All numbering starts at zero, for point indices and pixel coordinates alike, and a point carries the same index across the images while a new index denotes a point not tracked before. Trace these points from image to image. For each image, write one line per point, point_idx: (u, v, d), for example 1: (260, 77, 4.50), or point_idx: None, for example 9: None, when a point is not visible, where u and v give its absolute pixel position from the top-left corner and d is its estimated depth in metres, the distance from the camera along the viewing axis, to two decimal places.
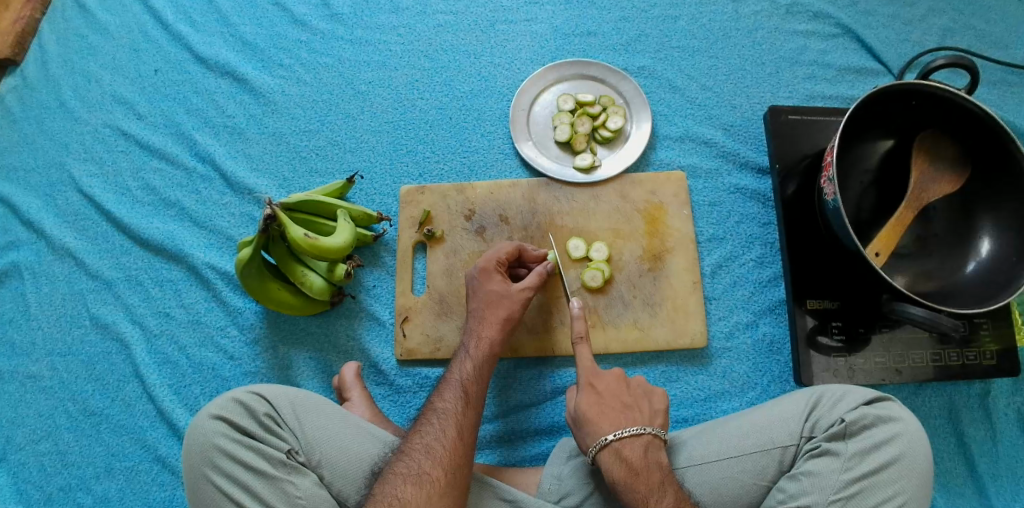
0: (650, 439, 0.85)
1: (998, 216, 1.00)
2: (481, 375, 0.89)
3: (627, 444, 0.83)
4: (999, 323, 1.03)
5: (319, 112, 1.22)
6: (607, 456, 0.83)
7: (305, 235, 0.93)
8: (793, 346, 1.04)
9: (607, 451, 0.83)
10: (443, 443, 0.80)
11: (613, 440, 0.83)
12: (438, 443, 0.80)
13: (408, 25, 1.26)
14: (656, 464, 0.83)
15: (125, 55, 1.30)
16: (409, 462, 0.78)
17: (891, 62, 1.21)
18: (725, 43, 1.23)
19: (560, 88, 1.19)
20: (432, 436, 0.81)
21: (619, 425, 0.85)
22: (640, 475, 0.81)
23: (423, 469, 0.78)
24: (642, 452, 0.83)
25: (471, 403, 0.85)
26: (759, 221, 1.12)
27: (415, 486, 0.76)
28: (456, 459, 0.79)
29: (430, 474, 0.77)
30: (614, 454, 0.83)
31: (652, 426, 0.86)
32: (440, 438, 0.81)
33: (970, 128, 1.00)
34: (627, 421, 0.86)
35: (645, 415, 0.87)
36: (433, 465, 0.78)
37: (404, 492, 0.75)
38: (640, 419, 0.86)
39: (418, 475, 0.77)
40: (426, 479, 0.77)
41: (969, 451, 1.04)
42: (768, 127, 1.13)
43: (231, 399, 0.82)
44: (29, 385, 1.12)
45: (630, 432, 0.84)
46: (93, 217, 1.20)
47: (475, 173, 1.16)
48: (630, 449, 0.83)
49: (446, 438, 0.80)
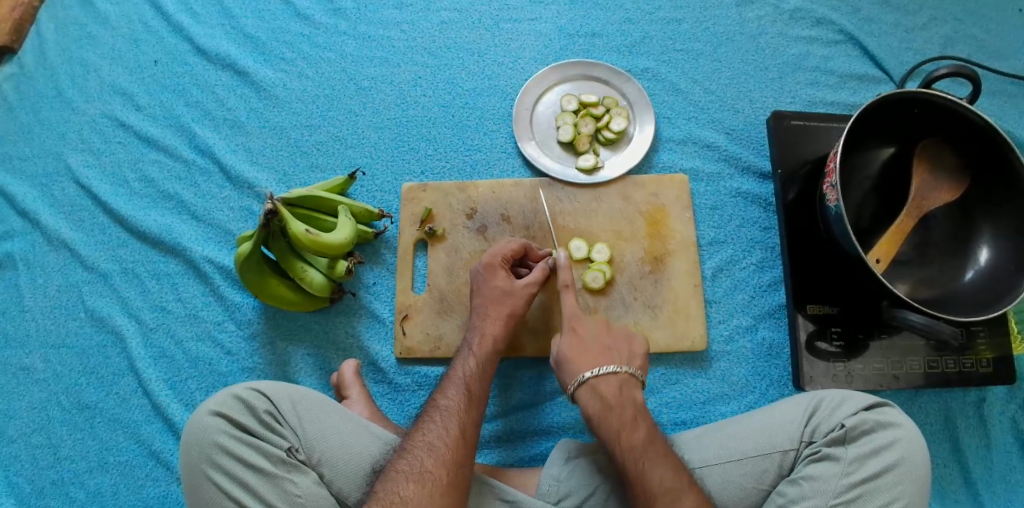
0: (627, 379, 0.86)
1: (997, 224, 1.01)
2: (483, 374, 0.89)
3: (603, 381, 0.85)
4: (995, 331, 1.04)
5: (321, 107, 1.22)
6: (585, 392, 0.85)
7: (306, 231, 0.93)
8: (793, 351, 1.04)
9: (584, 387, 0.85)
10: (445, 440, 0.80)
11: (591, 377, 0.85)
12: (441, 441, 0.80)
13: (411, 21, 1.26)
14: (630, 401, 0.84)
15: (125, 45, 1.29)
16: (411, 459, 0.78)
17: (892, 70, 1.22)
18: (729, 47, 1.23)
19: (564, 88, 1.19)
20: (434, 433, 0.81)
21: (597, 362, 0.87)
22: (614, 410, 0.83)
23: (425, 467, 0.77)
24: (617, 389, 0.85)
25: (473, 400, 0.85)
26: (760, 226, 1.13)
27: (417, 484, 0.75)
28: (459, 458, 0.78)
29: (432, 473, 0.77)
30: (591, 390, 0.85)
31: (629, 366, 0.88)
32: (442, 436, 0.80)
33: (972, 137, 1.01)
34: (605, 360, 0.87)
35: (625, 355, 0.89)
36: (435, 462, 0.77)
37: (406, 490, 0.75)
38: (619, 359, 0.88)
39: (420, 474, 0.76)
40: (428, 477, 0.76)
41: (963, 457, 1.05)
42: (770, 131, 1.14)
43: (232, 396, 0.82)
44: (23, 377, 1.11)
45: (607, 371, 0.86)
46: (90, 209, 1.19)
47: (477, 172, 1.15)
48: (606, 385, 0.85)
49: (449, 436, 0.80)
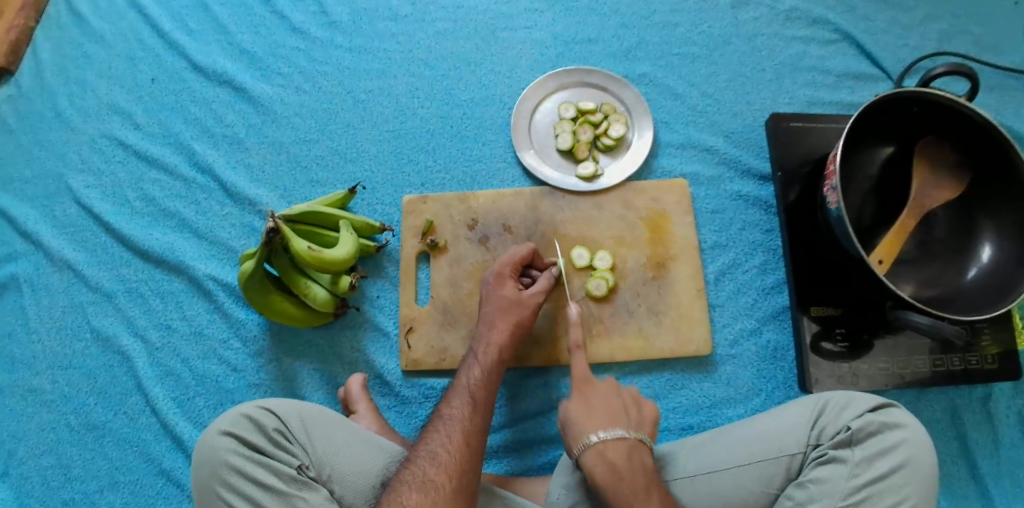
0: (635, 446, 0.82)
1: (997, 222, 1.01)
2: (490, 382, 0.89)
3: (611, 446, 0.81)
4: (999, 328, 1.04)
5: (319, 121, 1.22)
6: (592, 458, 0.81)
7: (308, 248, 0.93)
8: (798, 352, 1.04)
9: (592, 451, 0.82)
10: (448, 448, 0.80)
11: (597, 441, 0.82)
12: (445, 449, 0.80)
13: (407, 32, 1.26)
14: (641, 469, 0.80)
15: (122, 64, 1.29)
16: (414, 469, 0.78)
17: (890, 68, 1.22)
18: (726, 49, 1.23)
19: (561, 96, 1.19)
20: (439, 443, 0.81)
21: (605, 425, 0.84)
22: (624, 480, 0.79)
23: (429, 475, 0.77)
24: (626, 454, 0.81)
25: (479, 408, 0.85)
26: (762, 228, 1.13)
27: (420, 492, 0.75)
28: (463, 465, 0.78)
29: (436, 481, 0.76)
30: (598, 456, 0.81)
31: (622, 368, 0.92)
32: (446, 444, 0.80)
33: (970, 136, 1.01)
34: (612, 424, 0.84)
35: (633, 420, 0.86)
36: (439, 470, 0.77)
37: (409, 499, 0.74)
38: (626, 424, 0.84)
39: (424, 483, 0.76)
40: (431, 486, 0.76)
41: (970, 453, 1.05)
42: (769, 133, 1.13)
43: (242, 415, 0.82)
44: (30, 399, 1.11)
45: (615, 435, 0.82)
46: (92, 228, 1.19)
47: (477, 182, 1.16)
48: (614, 451, 0.81)
49: (452, 444, 0.80)
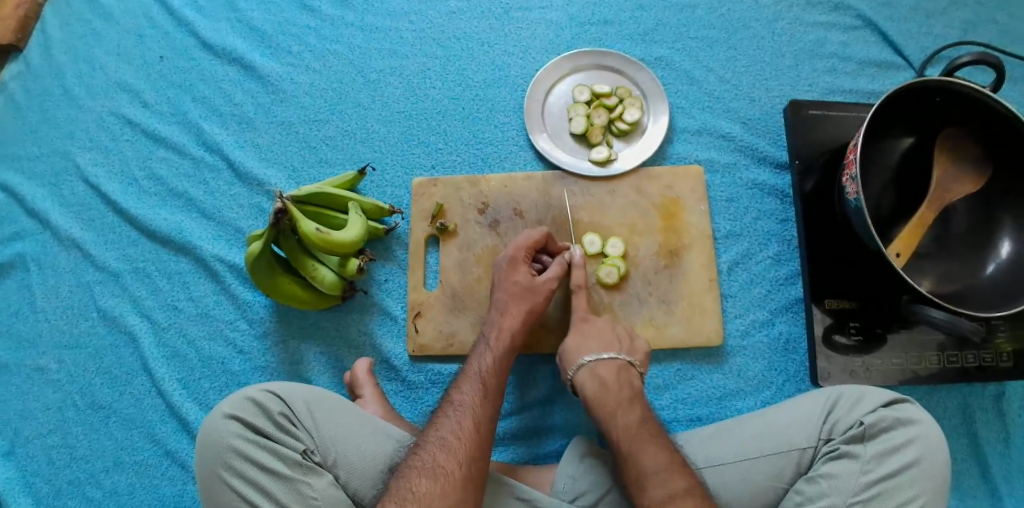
0: (614, 363, 0.91)
1: (1018, 218, 1.00)
2: (500, 368, 0.88)
3: (601, 364, 0.91)
4: (1017, 325, 1.02)
5: (329, 101, 1.20)
6: (584, 375, 0.91)
7: (317, 230, 0.92)
8: (810, 345, 1.02)
9: (583, 370, 0.91)
10: (459, 435, 0.79)
11: (589, 360, 0.91)
12: (455, 435, 0.79)
13: (418, 11, 1.23)
14: (628, 384, 0.89)
15: (130, 41, 1.27)
16: (423, 455, 0.78)
17: (913, 56, 1.19)
18: (745, 34, 1.20)
19: (575, 79, 1.16)
20: (448, 429, 0.80)
21: (598, 349, 0.93)
22: (609, 391, 0.88)
23: (438, 462, 0.77)
24: (615, 373, 0.90)
25: (489, 394, 0.85)
26: (778, 217, 1.10)
27: (430, 479, 0.75)
28: (473, 452, 0.78)
29: (445, 468, 0.76)
30: (589, 372, 0.90)
31: (629, 355, 0.92)
32: (456, 431, 0.80)
33: (992, 127, 0.99)
34: (607, 347, 0.93)
35: (625, 346, 0.94)
36: (449, 457, 0.77)
37: (418, 486, 0.74)
38: (619, 348, 0.93)
39: (433, 469, 0.76)
40: (441, 473, 0.75)
41: (981, 450, 1.05)
42: (787, 121, 1.11)
43: (246, 398, 0.81)
44: (36, 378, 1.11)
45: (606, 358, 0.91)
46: (99, 208, 1.18)
47: (488, 166, 1.14)
48: (604, 368, 0.90)
49: (462, 431, 0.79)
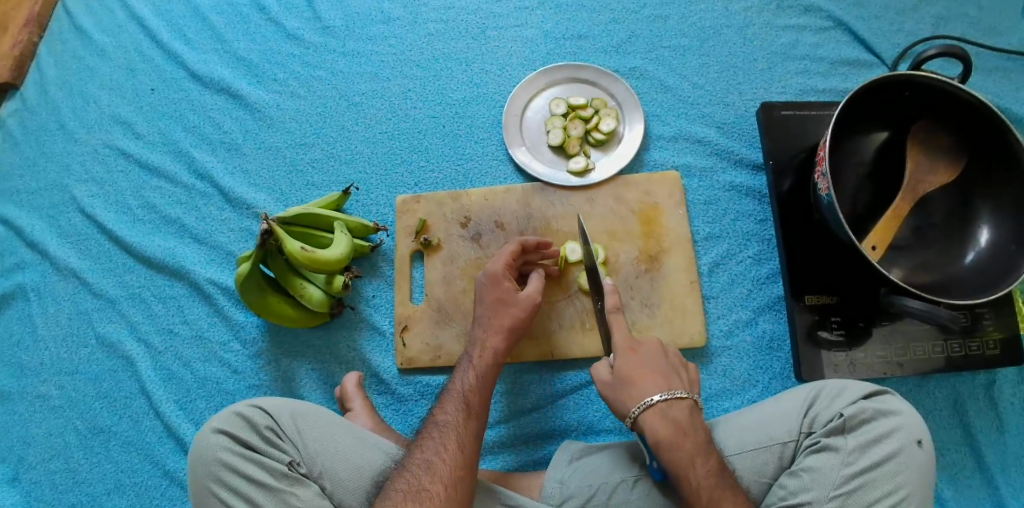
0: (684, 404, 0.84)
1: (995, 205, 1.01)
2: (483, 385, 0.90)
3: (674, 406, 0.83)
4: (1002, 313, 1.03)
5: (315, 125, 1.23)
6: (652, 417, 0.82)
7: (302, 248, 0.95)
8: (793, 341, 1.03)
9: (652, 411, 0.82)
10: (443, 458, 0.80)
11: (660, 400, 0.83)
12: (440, 458, 0.80)
13: (398, 35, 1.27)
14: (700, 428, 0.83)
15: (123, 75, 1.32)
16: (409, 477, 0.79)
17: (885, 54, 1.21)
18: (717, 40, 1.23)
19: (551, 92, 1.19)
20: (432, 451, 0.81)
21: (665, 387, 0.84)
22: (687, 437, 0.81)
23: (424, 485, 0.78)
24: (688, 415, 0.83)
25: (473, 413, 0.86)
26: (756, 218, 1.12)
27: (415, 503, 0.76)
28: (457, 472, 0.79)
29: (429, 490, 0.77)
30: (659, 414, 0.82)
31: (692, 392, 0.86)
32: (440, 453, 0.81)
33: (963, 117, 1.01)
34: (672, 383, 0.85)
35: (686, 381, 0.87)
36: (433, 481, 0.78)
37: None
38: (682, 386, 0.86)
39: (419, 492, 0.77)
40: (425, 495, 0.77)
41: (975, 440, 1.05)
42: (760, 123, 1.13)
43: (234, 413, 0.84)
44: (39, 405, 1.14)
45: (676, 397, 0.84)
46: (96, 237, 1.22)
47: (469, 180, 1.16)
48: (676, 411, 0.83)
49: (446, 453, 0.81)
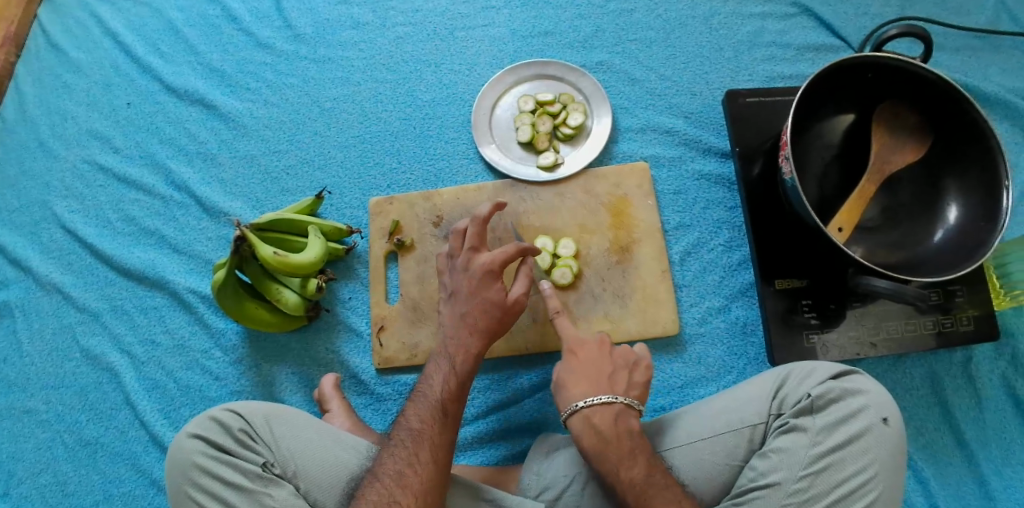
0: (613, 409, 0.85)
1: (962, 182, 1.01)
2: (458, 389, 0.88)
3: (598, 412, 0.85)
4: (975, 289, 1.03)
5: (288, 132, 1.25)
6: (578, 423, 0.85)
7: (275, 253, 0.95)
8: (766, 326, 1.04)
9: (578, 416, 0.85)
10: (414, 469, 0.80)
11: (584, 407, 0.85)
12: (411, 469, 0.80)
13: (368, 40, 1.29)
14: (627, 431, 0.83)
15: (99, 91, 1.33)
16: (379, 487, 0.79)
17: (850, 37, 1.22)
18: (683, 31, 1.24)
19: (520, 90, 1.20)
20: (403, 461, 0.81)
21: (591, 392, 0.87)
22: (610, 444, 0.82)
23: (395, 497, 0.78)
24: (612, 421, 0.84)
25: (445, 421, 0.85)
26: (726, 205, 1.13)
27: None
28: (430, 483, 0.79)
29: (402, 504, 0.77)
30: (585, 420, 0.85)
31: (625, 396, 0.87)
32: (411, 463, 0.81)
33: (927, 96, 1.01)
34: (599, 390, 0.87)
35: (619, 387, 0.88)
36: (405, 492, 0.78)
37: None
38: (612, 390, 0.87)
39: (390, 504, 0.77)
40: None
41: (953, 418, 1.05)
42: (727, 111, 1.14)
43: (209, 418, 0.85)
44: (27, 419, 1.15)
45: (601, 403, 0.85)
46: (78, 252, 1.24)
47: (441, 180, 1.18)
48: (600, 416, 0.84)
49: (419, 464, 0.81)
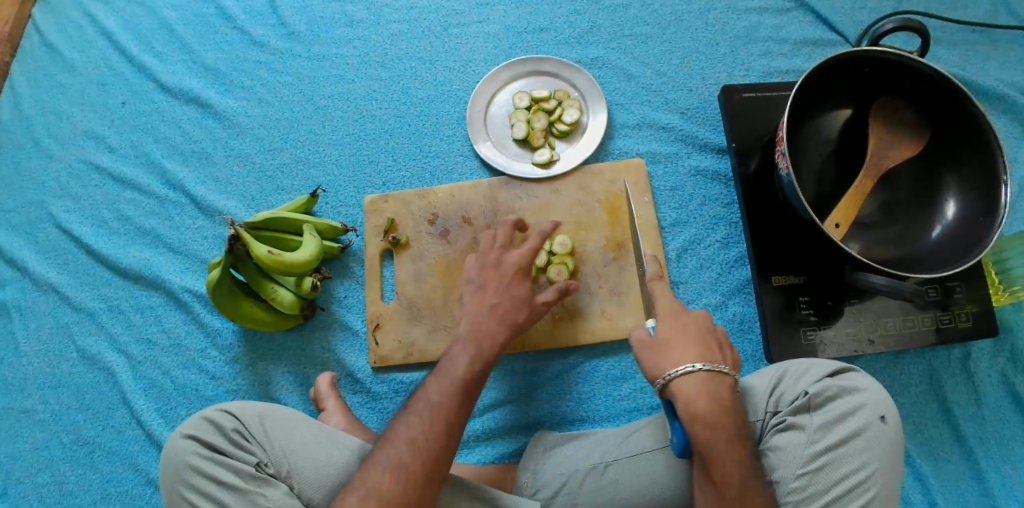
0: (725, 379, 0.78)
1: (962, 178, 1.00)
2: (482, 367, 0.86)
3: (717, 379, 0.78)
4: (974, 286, 1.03)
5: (283, 130, 1.24)
6: (692, 388, 0.77)
7: (269, 252, 0.95)
8: (763, 323, 1.03)
9: (695, 379, 0.77)
10: (426, 436, 0.78)
11: (703, 372, 0.77)
12: (423, 436, 0.78)
13: (362, 37, 1.28)
14: (735, 406, 0.77)
15: (94, 90, 1.33)
16: (389, 452, 0.78)
17: (847, 31, 1.21)
18: (679, 26, 1.23)
19: (515, 87, 1.20)
20: (415, 428, 0.79)
21: (705, 358, 0.79)
22: (727, 418, 0.75)
23: (404, 462, 0.77)
24: (728, 393, 0.78)
25: (465, 395, 0.83)
26: (722, 202, 1.12)
27: (392, 479, 0.75)
28: (441, 452, 0.78)
29: (409, 468, 0.76)
30: (704, 387, 0.77)
31: (733, 369, 0.80)
32: (424, 431, 0.79)
33: (926, 91, 1.00)
34: (714, 358, 0.79)
35: (724, 356, 0.81)
36: (414, 457, 0.77)
37: (382, 484, 0.75)
38: (724, 362, 0.80)
39: (398, 467, 0.76)
40: (404, 473, 0.76)
41: (952, 415, 1.05)
42: (723, 106, 1.13)
43: (203, 418, 0.85)
44: (24, 419, 1.15)
45: (717, 371, 0.78)
46: (74, 252, 1.23)
47: (436, 178, 1.17)
48: (719, 386, 0.77)
49: (431, 433, 0.79)
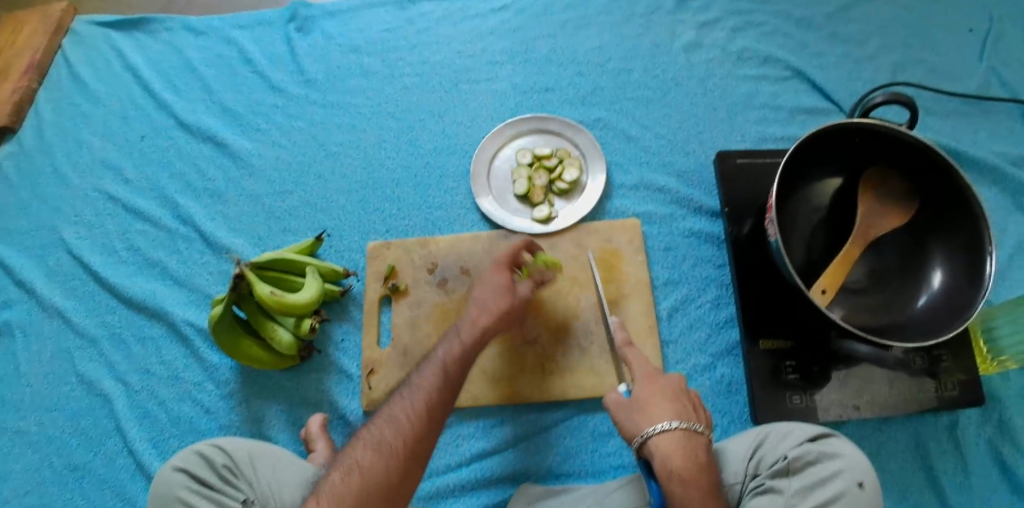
0: (700, 439, 0.80)
1: (948, 247, 1.03)
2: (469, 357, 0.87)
3: (688, 436, 0.80)
4: (960, 359, 1.04)
5: (294, 174, 1.29)
6: (666, 443, 0.79)
7: (271, 293, 0.98)
8: (750, 386, 1.05)
9: (666, 436, 0.79)
10: (407, 414, 0.81)
11: (676, 428, 0.79)
12: (405, 413, 0.81)
13: (376, 88, 1.34)
14: (706, 464, 0.79)
15: (116, 122, 1.39)
16: (375, 428, 0.82)
17: (842, 102, 1.26)
18: (679, 91, 1.28)
19: (518, 144, 1.25)
20: (401, 405, 0.83)
21: (679, 415, 0.81)
22: (700, 476, 0.77)
23: (385, 438, 0.80)
24: (702, 453, 0.79)
25: (452, 382, 0.85)
26: (715, 263, 1.15)
27: (373, 453, 0.79)
28: (419, 433, 0.80)
29: (390, 445, 0.79)
30: (677, 443, 0.79)
31: (705, 428, 0.83)
32: (408, 408, 0.82)
33: (914, 163, 1.04)
34: (689, 417, 0.82)
35: (695, 414, 0.84)
36: (395, 435, 0.80)
37: (362, 458, 0.79)
38: (698, 420, 0.83)
39: (379, 443, 0.80)
40: (385, 448, 0.79)
41: (939, 485, 1.05)
42: (718, 172, 1.17)
43: (195, 452, 0.88)
44: (17, 440, 1.17)
45: (689, 429, 0.80)
46: (82, 278, 1.27)
47: (438, 228, 1.21)
48: (690, 444, 0.79)
49: (412, 412, 0.81)
